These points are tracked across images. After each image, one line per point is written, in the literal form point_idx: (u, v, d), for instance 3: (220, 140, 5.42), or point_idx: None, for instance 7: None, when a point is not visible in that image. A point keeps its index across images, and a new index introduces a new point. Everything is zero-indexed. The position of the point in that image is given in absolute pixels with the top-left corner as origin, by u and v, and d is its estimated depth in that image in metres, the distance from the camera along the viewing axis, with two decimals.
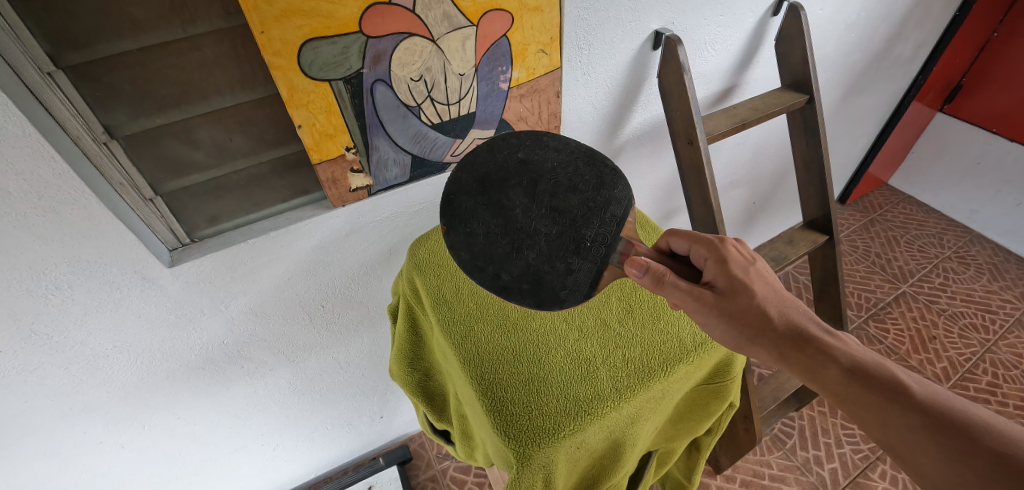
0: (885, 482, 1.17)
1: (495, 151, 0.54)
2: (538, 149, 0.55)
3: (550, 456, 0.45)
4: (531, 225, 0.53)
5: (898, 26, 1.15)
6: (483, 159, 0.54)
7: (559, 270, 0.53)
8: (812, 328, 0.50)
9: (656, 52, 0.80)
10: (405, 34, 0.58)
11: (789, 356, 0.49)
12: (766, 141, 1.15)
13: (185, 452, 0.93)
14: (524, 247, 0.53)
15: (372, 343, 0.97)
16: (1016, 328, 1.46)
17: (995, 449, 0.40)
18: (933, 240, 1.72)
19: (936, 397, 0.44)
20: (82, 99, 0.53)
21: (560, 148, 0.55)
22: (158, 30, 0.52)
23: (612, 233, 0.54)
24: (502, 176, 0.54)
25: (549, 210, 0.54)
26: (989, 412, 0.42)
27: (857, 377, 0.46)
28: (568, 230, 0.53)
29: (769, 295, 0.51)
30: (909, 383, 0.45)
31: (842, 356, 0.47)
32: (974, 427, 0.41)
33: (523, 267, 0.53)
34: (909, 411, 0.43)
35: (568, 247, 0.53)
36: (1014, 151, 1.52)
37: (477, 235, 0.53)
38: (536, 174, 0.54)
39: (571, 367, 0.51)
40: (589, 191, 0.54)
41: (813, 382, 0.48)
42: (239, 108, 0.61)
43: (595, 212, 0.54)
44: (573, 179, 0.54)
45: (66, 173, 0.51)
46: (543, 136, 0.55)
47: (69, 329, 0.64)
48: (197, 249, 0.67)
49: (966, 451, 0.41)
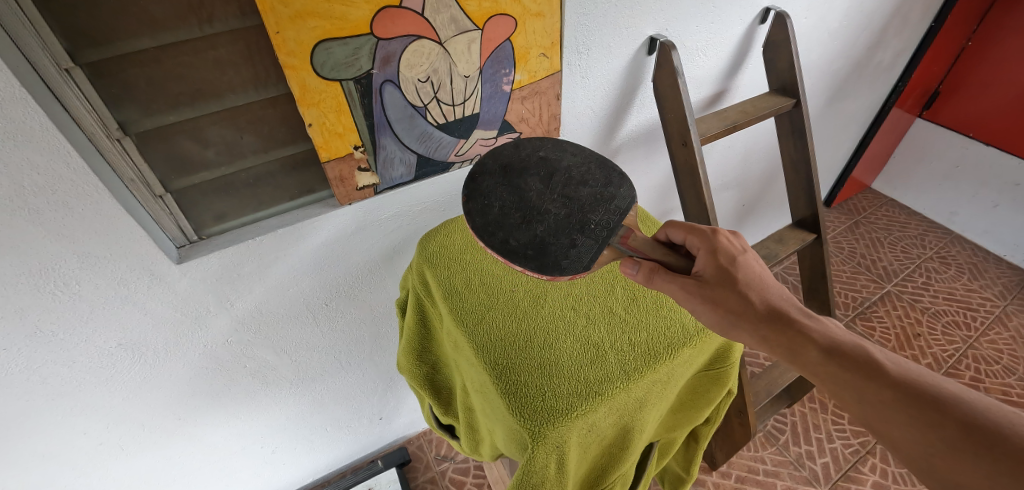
0: (876, 475, 1.20)
1: (522, 148, 0.61)
2: (557, 151, 0.61)
3: (563, 436, 0.47)
4: (543, 204, 0.56)
5: (878, 34, 1.20)
6: (509, 153, 0.61)
7: (564, 243, 0.54)
8: (790, 311, 0.51)
9: (650, 57, 0.83)
10: (413, 37, 0.60)
11: (770, 339, 0.50)
12: (755, 144, 1.19)
13: (182, 454, 0.92)
14: (535, 220, 0.55)
15: (373, 343, 0.98)
16: (996, 324, 1.51)
17: (964, 420, 0.43)
18: (915, 241, 1.78)
19: (910, 374, 0.46)
20: (98, 96, 0.54)
21: (576, 153, 0.62)
22: (175, 29, 0.54)
23: (615, 220, 0.57)
24: (522, 166, 0.59)
25: (563, 197, 0.57)
26: (962, 387, 0.45)
27: (835, 357, 0.48)
28: (576, 213, 0.56)
29: (752, 283, 0.53)
30: (883, 362, 0.47)
31: (819, 337, 0.49)
32: (945, 400, 0.44)
33: (530, 237, 0.54)
34: (884, 387, 0.45)
35: (573, 227, 0.55)
36: (990, 156, 1.59)
37: (492, 206, 0.55)
38: (552, 168, 0.59)
39: (579, 353, 0.52)
40: (599, 185, 0.59)
41: (795, 362, 0.49)
42: (251, 106, 0.63)
43: (600, 204, 0.58)
44: (585, 175, 0.59)
45: (81, 169, 0.52)
46: (562, 143, 0.62)
47: (75, 327, 0.64)
48: (205, 246, 0.68)
49: (939, 423, 0.43)
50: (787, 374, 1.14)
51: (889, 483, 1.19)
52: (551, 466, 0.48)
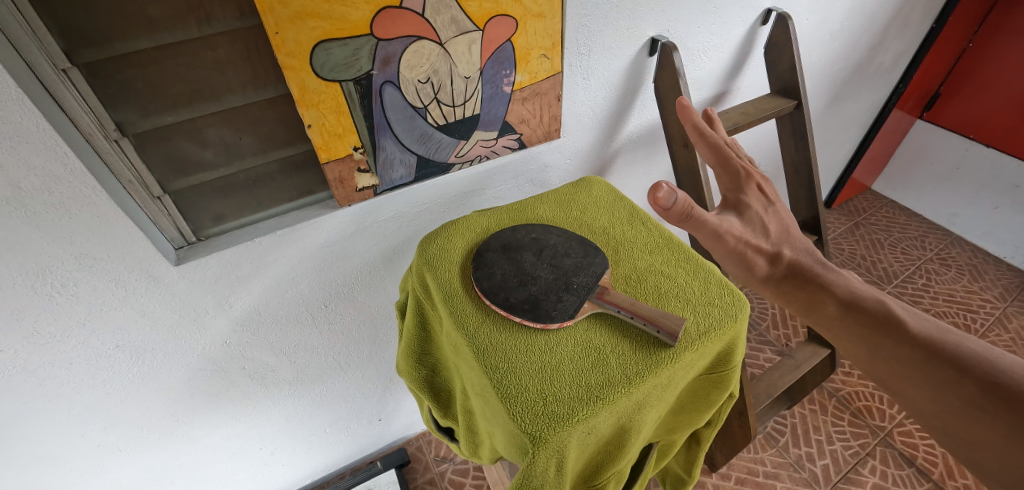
0: (875, 477, 1.20)
1: (517, 231, 0.63)
2: (546, 232, 0.62)
3: (564, 441, 0.46)
4: (534, 271, 0.57)
5: (879, 36, 1.19)
6: (507, 233, 0.62)
7: (553, 298, 0.54)
8: (815, 268, 0.59)
9: (651, 58, 0.83)
10: (413, 37, 0.60)
11: (794, 294, 0.59)
12: (756, 145, 1.19)
13: (181, 456, 0.92)
14: (528, 282, 0.56)
15: (373, 344, 0.98)
16: (996, 326, 1.51)
17: (977, 375, 0.49)
18: (915, 243, 1.77)
19: (927, 331, 0.53)
20: (95, 96, 0.54)
21: (562, 232, 0.62)
22: (174, 29, 0.53)
23: (594, 281, 0.56)
24: (512, 246, 0.60)
25: (551, 265, 0.58)
26: (982, 345, 0.51)
27: (852, 312, 0.56)
28: (562, 276, 0.57)
29: (782, 236, 0.61)
30: (901, 319, 0.55)
31: (841, 293, 0.57)
32: (962, 358, 0.51)
33: (527, 294, 0.55)
34: (899, 342, 0.53)
35: (557, 287, 0.55)
36: (990, 158, 1.59)
37: (493, 276, 0.57)
38: (539, 247, 0.60)
39: (581, 355, 0.51)
40: (578, 257, 0.59)
41: (816, 316, 0.58)
42: (250, 107, 0.63)
43: (582, 269, 0.57)
44: (568, 248, 0.60)
45: (78, 170, 0.52)
46: (550, 226, 0.63)
47: (73, 329, 0.64)
48: (203, 248, 0.67)
49: (951, 377, 0.50)
50: (787, 375, 1.13)
51: (888, 485, 1.18)
52: (552, 470, 0.47)
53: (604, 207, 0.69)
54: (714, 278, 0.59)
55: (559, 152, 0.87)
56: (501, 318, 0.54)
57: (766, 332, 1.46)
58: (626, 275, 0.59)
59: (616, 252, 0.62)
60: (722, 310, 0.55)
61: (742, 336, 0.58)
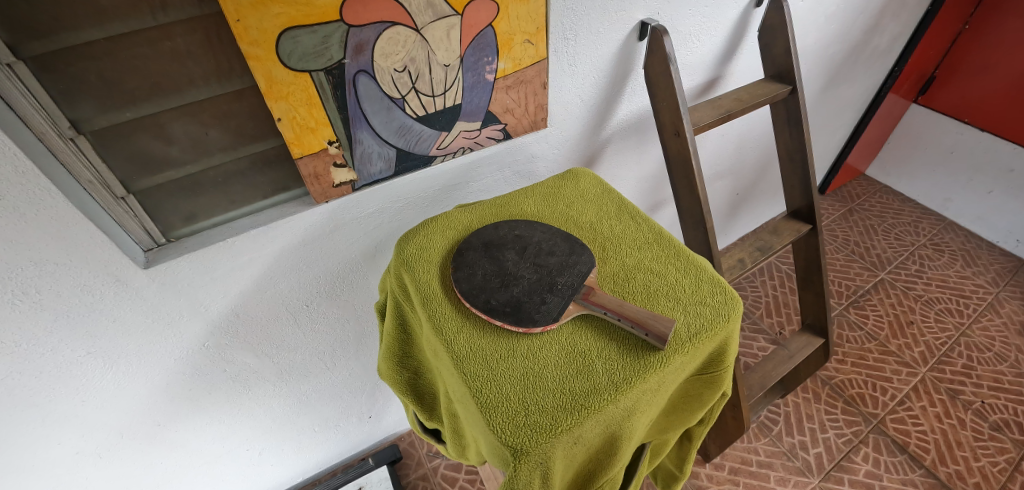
0: (868, 464, 1.20)
1: (499, 228, 0.60)
2: (528, 228, 0.60)
3: (548, 451, 0.44)
4: (517, 271, 0.55)
5: (875, 17, 1.16)
6: (487, 231, 0.59)
7: (535, 300, 0.52)
8: None
9: (641, 43, 0.80)
10: (387, 23, 0.56)
11: None
12: (750, 131, 1.16)
13: (166, 460, 0.90)
14: (510, 284, 0.53)
15: (358, 342, 0.95)
16: (989, 311, 1.50)
17: None
18: (908, 228, 1.76)
19: None
20: (45, 92, 0.50)
21: (545, 229, 0.60)
22: (127, 18, 0.50)
23: (577, 281, 0.54)
24: (497, 244, 0.58)
25: (534, 264, 0.56)
26: None
27: None
28: (546, 276, 0.54)
29: None
30: None
31: None
32: None
33: (509, 297, 0.52)
34: None
35: (542, 287, 0.53)
36: (985, 141, 1.57)
37: (473, 276, 0.54)
38: (523, 245, 0.58)
39: (566, 361, 0.49)
40: (563, 255, 0.56)
41: None
42: (216, 100, 0.59)
43: (566, 267, 0.55)
44: (551, 246, 0.57)
45: (31, 172, 0.48)
46: (534, 222, 0.61)
47: (38, 336, 0.61)
48: (174, 249, 0.64)
49: None
50: (781, 367, 1.12)
51: (881, 472, 1.18)
52: (536, 481, 0.45)
53: (592, 200, 0.67)
54: (706, 276, 0.56)
55: (546, 143, 0.84)
56: (482, 323, 0.52)
57: (760, 320, 1.45)
58: (613, 273, 0.57)
59: (604, 249, 0.60)
60: (713, 310, 0.53)
61: (735, 336, 0.56)
